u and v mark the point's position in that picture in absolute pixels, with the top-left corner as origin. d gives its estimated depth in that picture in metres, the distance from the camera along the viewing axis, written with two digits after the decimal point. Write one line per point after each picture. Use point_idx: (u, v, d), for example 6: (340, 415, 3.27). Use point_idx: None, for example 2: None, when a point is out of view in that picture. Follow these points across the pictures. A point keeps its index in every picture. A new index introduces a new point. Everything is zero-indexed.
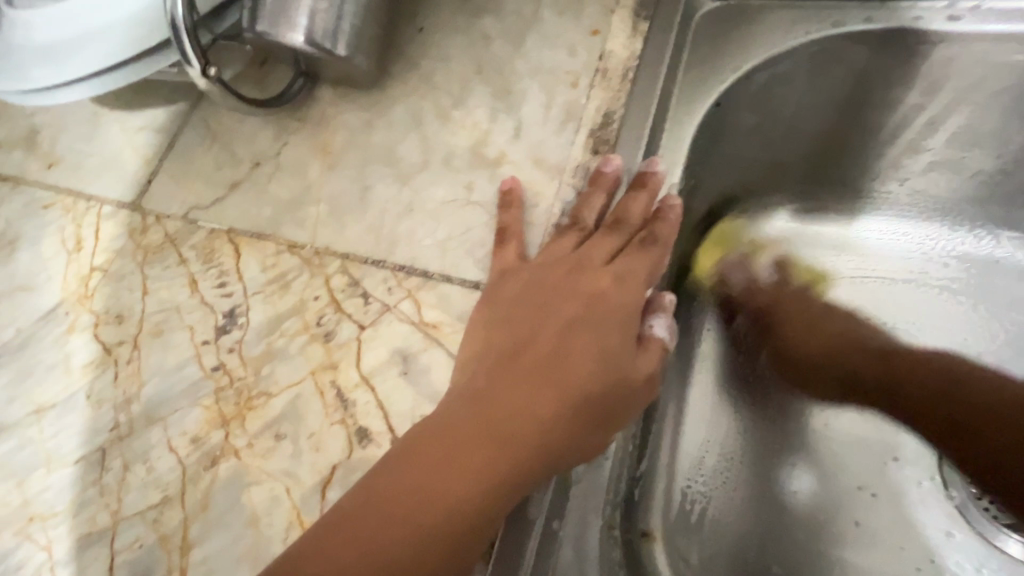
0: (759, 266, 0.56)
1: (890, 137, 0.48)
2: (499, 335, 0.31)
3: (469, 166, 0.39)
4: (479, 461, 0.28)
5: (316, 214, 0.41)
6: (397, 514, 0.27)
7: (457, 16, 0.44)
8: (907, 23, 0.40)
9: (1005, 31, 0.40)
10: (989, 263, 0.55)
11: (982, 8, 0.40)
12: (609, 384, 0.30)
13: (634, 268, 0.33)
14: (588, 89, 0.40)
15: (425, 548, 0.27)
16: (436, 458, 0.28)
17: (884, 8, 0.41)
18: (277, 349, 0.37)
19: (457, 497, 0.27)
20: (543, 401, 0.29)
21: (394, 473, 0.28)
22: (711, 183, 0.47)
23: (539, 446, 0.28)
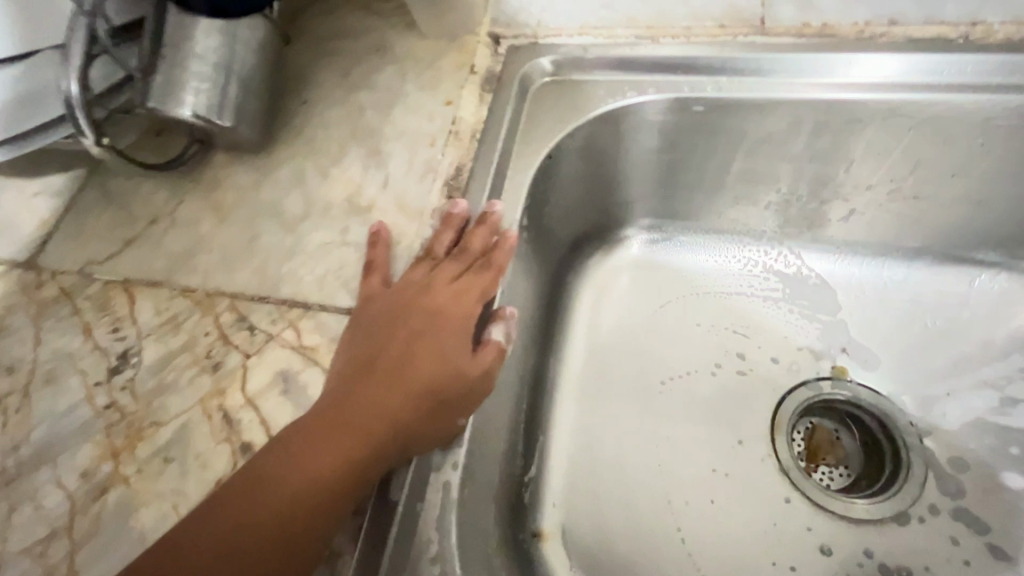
0: (619, 287, 0.66)
1: (707, 177, 0.59)
2: (356, 347, 0.38)
3: (344, 213, 0.46)
4: (333, 450, 0.34)
5: (208, 261, 0.46)
6: (263, 499, 0.33)
7: (336, 91, 0.53)
8: (700, 92, 0.52)
9: (794, 96, 0.51)
10: (804, 272, 0.65)
11: (775, 80, 0.52)
12: (444, 380, 0.37)
13: (471, 287, 0.41)
14: (443, 148, 0.48)
15: (286, 527, 0.32)
16: (297, 451, 0.34)
17: (688, 81, 0.52)
18: (168, 382, 0.41)
19: (317, 478, 0.33)
20: (389, 398, 0.36)
21: (267, 462, 0.34)
22: (560, 223, 0.57)
23: (385, 433, 0.35)
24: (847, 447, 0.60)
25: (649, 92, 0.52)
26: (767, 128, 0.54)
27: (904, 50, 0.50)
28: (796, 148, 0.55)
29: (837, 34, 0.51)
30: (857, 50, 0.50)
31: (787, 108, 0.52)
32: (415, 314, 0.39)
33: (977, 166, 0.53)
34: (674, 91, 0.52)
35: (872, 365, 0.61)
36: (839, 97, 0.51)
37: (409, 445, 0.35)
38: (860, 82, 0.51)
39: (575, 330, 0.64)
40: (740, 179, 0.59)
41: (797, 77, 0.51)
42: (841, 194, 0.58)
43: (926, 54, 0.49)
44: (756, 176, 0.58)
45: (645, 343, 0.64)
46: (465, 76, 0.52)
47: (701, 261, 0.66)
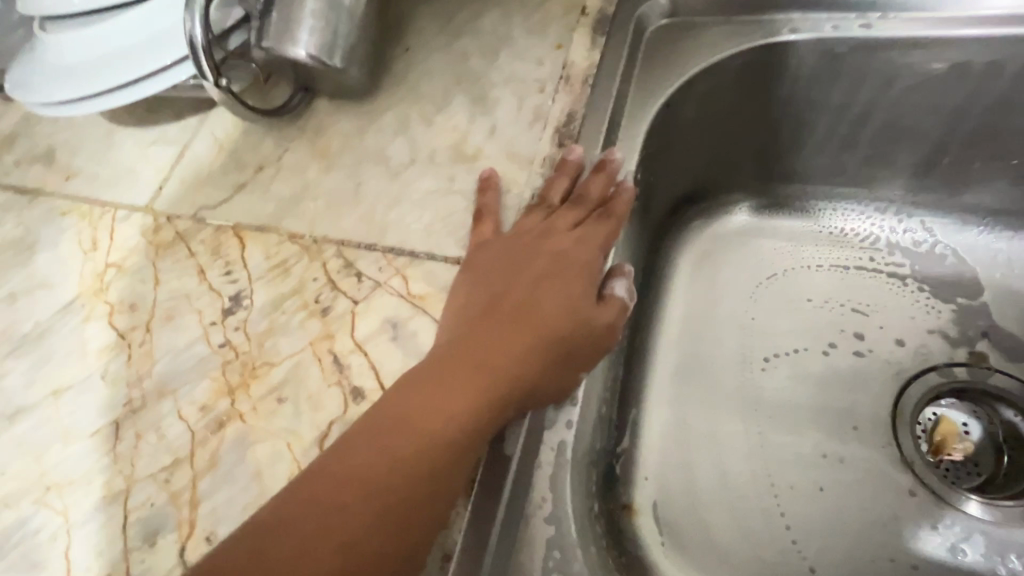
0: (723, 256, 0.61)
1: (843, 133, 0.53)
2: (474, 294, 0.36)
3: (450, 161, 0.44)
4: (459, 393, 0.32)
5: (314, 208, 0.46)
6: (385, 444, 0.30)
7: (439, 37, 0.51)
8: (852, 31, 0.47)
9: (956, 34, 0.45)
10: (937, 249, 0.58)
11: (930, 17, 0.46)
12: (568, 330, 0.35)
13: (590, 236, 0.39)
14: (553, 94, 0.45)
15: (411, 473, 0.30)
16: (419, 393, 0.32)
17: (831, 20, 0.47)
18: (279, 324, 0.41)
19: (446, 425, 0.31)
20: (514, 344, 0.34)
21: (390, 408, 0.32)
22: (668, 182, 0.53)
23: (511, 380, 0.33)
24: (976, 443, 0.53)
25: (783, 34, 0.47)
26: (921, 74, 0.48)
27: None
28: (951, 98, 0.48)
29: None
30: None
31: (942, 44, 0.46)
32: (534, 261, 0.37)
33: None
34: (814, 31, 0.47)
35: (1017, 355, 0.54)
36: (1014, 31, 0.45)
37: (532, 394, 0.34)
38: None
39: (673, 301, 0.60)
40: (882, 136, 0.52)
41: (956, 12, 0.46)
42: (995, 154, 0.51)
43: None
44: (899, 130, 0.51)
45: (752, 317, 0.59)
46: (576, 17, 0.49)
47: (818, 231, 0.60)
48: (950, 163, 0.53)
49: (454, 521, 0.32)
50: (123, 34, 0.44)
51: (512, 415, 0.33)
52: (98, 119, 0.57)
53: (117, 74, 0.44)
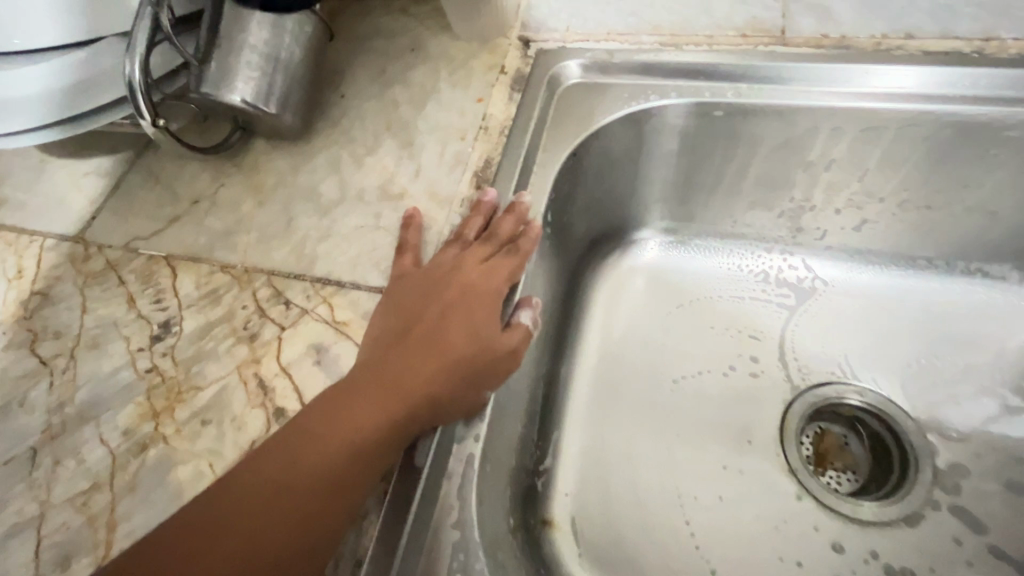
0: (636, 287, 0.67)
1: (731, 181, 0.60)
2: (390, 320, 0.40)
3: (377, 200, 0.49)
4: (366, 412, 0.36)
5: (247, 240, 0.49)
6: (297, 456, 0.34)
7: (372, 87, 0.56)
8: (731, 98, 0.53)
9: (810, 103, 0.52)
10: (816, 283, 0.66)
11: (789, 87, 0.53)
12: (471, 354, 0.39)
13: (498, 268, 0.43)
14: (472, 142, 0.51)
15: (316, 486, 0.34)
16: (330, 412, 0.36)
17: (709, 85, 0.54)
18: (207, 350, 0.43)
19: (355, 440, 0.35)
20: (420, 367, 0.38)
21: (307, 425, 0.36)
22: (580, 221, 0.59)
23: (415, 400, 0.37)
24: (854, 453, 0.61)
25: (671, 96, 0.54)
26: (786, 134, 0.55)
27: (924, 63, 0.51)
28: (813, 155, 0.56)
29: (854, 45, 0.52)
30: (880, 60, 0.52)
31: (802, 113, 0.53)
32: (445, 292, 0.42)
33: (987, 174, 0.54)
34: (695, 95, 0.54)
35: (881, 374, 0.61)
36: (858, 105, 0.52)
37: (436, 413, 0.37)
38: (877, 92, 0.52)
39: (591, 328, 0.66)
40: (761, 186, 0.60)
41: (811, 85, 0.53)
42: (853, 203, 0.60)
43: (946, 66, 0.50)
44: (773, 181, 0.59)
45: (660, 342, 0.65)
46: (495, 76, 0.55)
47: (716, 264, 0.67)
48: (820, 209, 0.61)
49: (365, 526, 0.35)
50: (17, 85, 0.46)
51: (421, 429, 0.37)
52: (33, 150, 0.58)
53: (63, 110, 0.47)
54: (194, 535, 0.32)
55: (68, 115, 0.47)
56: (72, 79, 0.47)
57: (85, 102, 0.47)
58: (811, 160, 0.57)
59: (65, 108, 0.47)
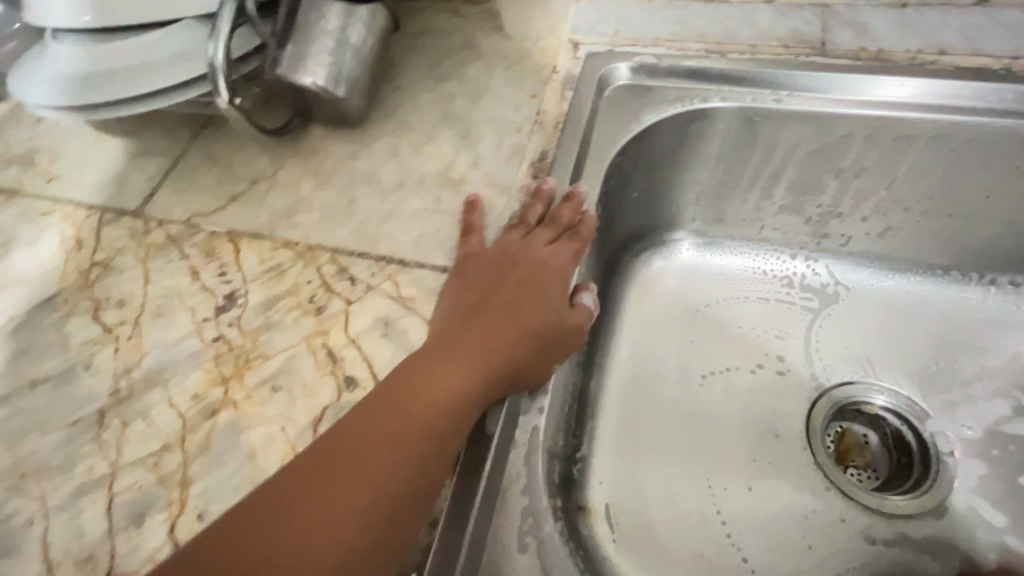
0: (666, 287, 0.70)
1: (763, 185, 0.63)
2: (463, 298, 0.42)
3: (437, 185, 0.50)
4: (450, 379, 0.37)
5: (309, 220, 0.50)
6: (383, 421, 0.36)
7: (428, 82, 0.58)
8: (772, 104, 0.56)
9: (847, 111, 0.55)
10: (840, 288, 0.68)
11: (827, 96, 0.56)
12: (543, 329, 0.41)
13: (562, 252, 0.46)
14: (528, 134, 0.53)
15: (405, 450, 0.35)
16: (415, 379, 0.37)
17: (752, 91, 0.57)
18: (274, 321, 0.44)
19: (439, 406, 0.36)
20: (498, 338, 0.39)
21: (389, 392, 0.37)
22: (620, 217, 0.62)
23: (495, 368, 0.38)
24: (874, 451, 0.63)
25: (714, 100, 0.57)
26: (821, 140, 0.58)
27: (951, 78, 0.55)
28: (845, 162, 0.59)
29: (888, 60, 0.56)
30: (912, 74, 0.55)
31: (839, 119, 0.56)
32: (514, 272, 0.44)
33: (1009, 185, 0.57)
34: (738, 100, 0.56)
35: (902, 376, 0.64)
36: (892, 114, 0.55)
37: (513, 382, 0.39)
38: (910, 104, 0.55)
39: (624, 324, 0.68)
40: (793, 191, 0.63)
41: (848, 95, 0.56)
42: (880, 211, 0.62)
43: (970, 81, 0.54)
44: (805, 187, 0.62)
45: (691, 339, 0.67)
46: (547, 75, 0.58)
47: (745, 266, 0.70)
48: (847, 216, 0.64)
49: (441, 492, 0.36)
50: (77, 62, 0.47)
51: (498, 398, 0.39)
52: (87, 127, 0.59)
53: (99, 93, 0.47)
54: (286, 500, 0.33)
55: (78, 102, 0.47)
56: (100, 71, 0.47)
57: (97, 93, 0.47)
58: (843, 166, 0.59)
59: (79, 96, 0.47)
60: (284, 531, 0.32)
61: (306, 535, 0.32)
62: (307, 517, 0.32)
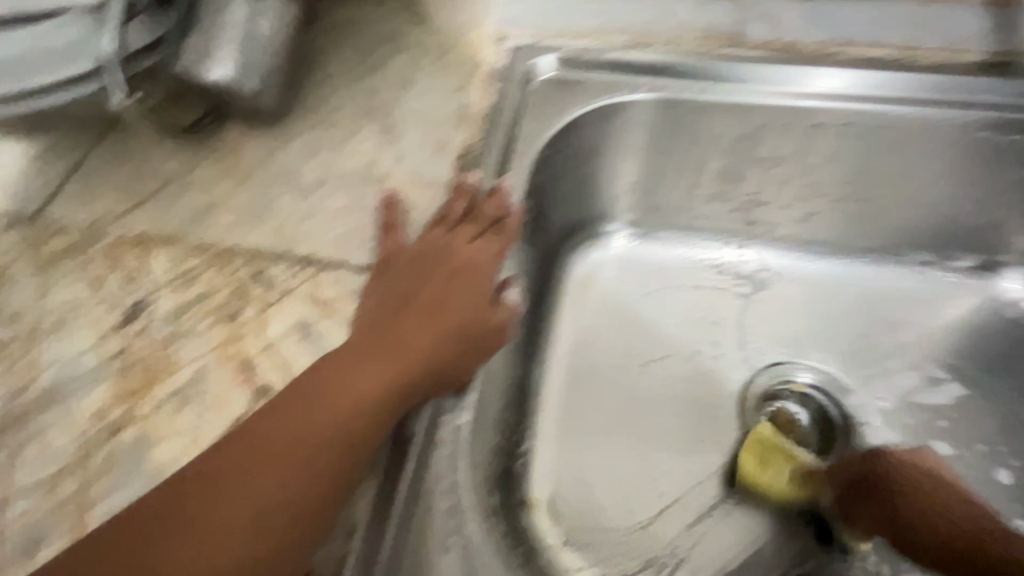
0: (604, 278, 0.70)
1: (689, 175, 0.64)
2: (382, 296, 0.41)
3: (359, 182, 0.49)
4: (370, 380, 0.37)
5: (223, 222, 0.48)
6: (294, 423, 0.35)
7: (350, 75, 0.56)
8: (693, 96, 0.56)
9: (762, 100, 0.56)
10: (770, 272, 0.70)
11: (742, 86, 0.56)
12: (462, 329, 0.41)
13: (490, 249, 0.45)
14: (453, 128, 0.52)
15: (319, 452, 0.34)
16: (333, 379, 0.36)
17: (675, 82, 0.56)
18: (184, 329, 0.42)
19: (355, 406, 0.36)
20: (420, 339, 0.39)
21: (302, 394, 0.36)
22: (554, 210, 0.62)
23: (417, 370, 0.38)
24: (804, 425, 0.63)
25: (640, 91, 0.56)
26: (739, 129, 0.59)
27: (861, 67, 0.56)
28: (765, 151, 0.61)
29: (799, 50, 0.56)
30: (822, 68, 0.56)
31: (757, 110, 0.57)
32: (439, 268, 0.43)
33: (921, 168, 0.59)
34: (657, 91, 0.56)
35: (829, 355, 0.67)
36: (803, 103, 0.56)
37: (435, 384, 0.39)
38: (827, 93, 0.56)
39: (563, 316, 0.68)
40: (718, 180, 0.64)
41: (763, 86, 0.56)
42: (799, 198, 0.65)
43: (885, 72, 0.56)
44: (729, 176, 0.64)
45: (628, 328, 0.68)
46: (472, 67, 0.57)
47: (680, 253, 0.71)
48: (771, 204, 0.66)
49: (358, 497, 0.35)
50: None
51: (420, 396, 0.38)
52: None
53: None
54: (195, 502, 0.33)
55: None
56: None
57: None
58: (765, 155, 0.61)
59: None
60: (191, 529, 0.32)
61: (212, 534, 0.32)
62: (212, 518, 0.33)
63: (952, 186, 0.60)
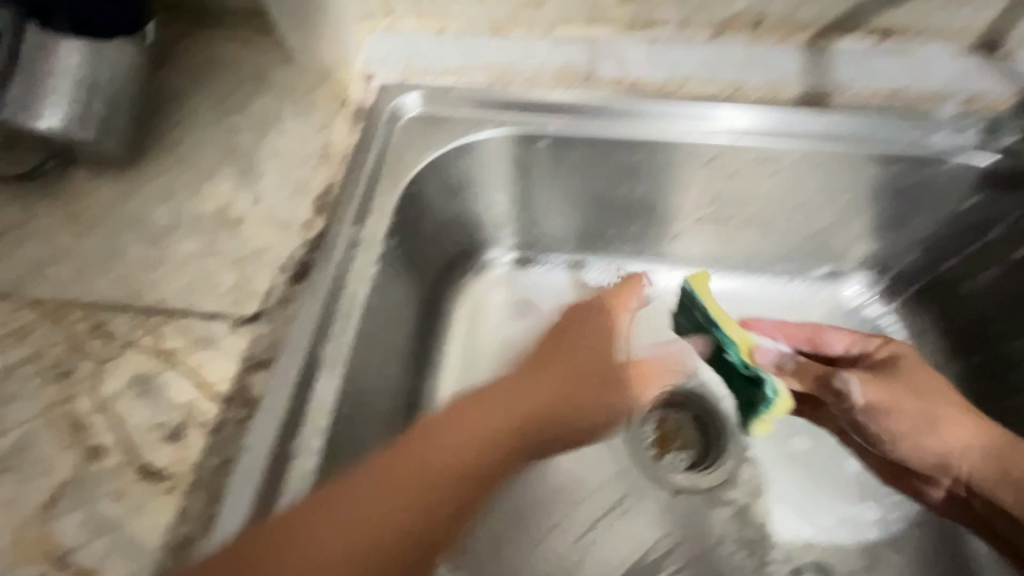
0: (490, 305, 0.70)
1: (557, 202, 0.66)
2: (548, 377, 0.45)
3: (213, 227, 0.48)
4: (472, 468, 0.39)
5: (61, 273, 0.46)
6: (407, 498, 0.36)
7: (210, 116, 0.55)
8: (553, 130, 0.59)
9: (608, 133, 0.59)
10: (654, 287, 0.72)
11: (592, 123, 0.59)
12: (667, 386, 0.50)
13: (606, 335, 0.50)
14: (313, 168, 0.52)
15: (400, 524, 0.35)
16: (446, 452, 0.39)
17: (549, 120, 0.59)
18: (10, 392, 0.40)
19: (449, 494, 0.37)
20: (515, 422, 0.42)
21: (436, 467, 0.38)
22: (429, 243, 0.63)
23: (479, 467, 0.39)
24: (690, 436, 0.65)
25: (488, 129, 0.59)
26: (596, 164, 0.62)
27: (743, 103, 0.58)
28: (624, 190, 0.64)
29: (642, 87, 0.59)
30: (664, 103, 0.59)
31: (607, 142, 0.59)
32: (599, 345, 0.49)
33: (769, 191, 0.63)
34: (507, 127, 0.59)
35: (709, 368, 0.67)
36: (645, 136, 0.59)
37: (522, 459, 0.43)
38: (680, 127, 0.59)
39: (449, 344, 0.67)
40: (586, 207, 0.66)
41: (610, 122, 0.59)
42: (667, 221, 0.68)
43: (767, 108, 0.58)
44: (597, 205, 0.66)
45: (517, 351, 0.67)
46: (338, 106, 0.57)
47: (566, 275, 0.71)
48: (643, 228, 0.69)
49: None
50: None
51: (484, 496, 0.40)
52: None
53: None
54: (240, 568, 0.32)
55: None
56: None
57: None
58: (624, 195, 0.65)
59: None
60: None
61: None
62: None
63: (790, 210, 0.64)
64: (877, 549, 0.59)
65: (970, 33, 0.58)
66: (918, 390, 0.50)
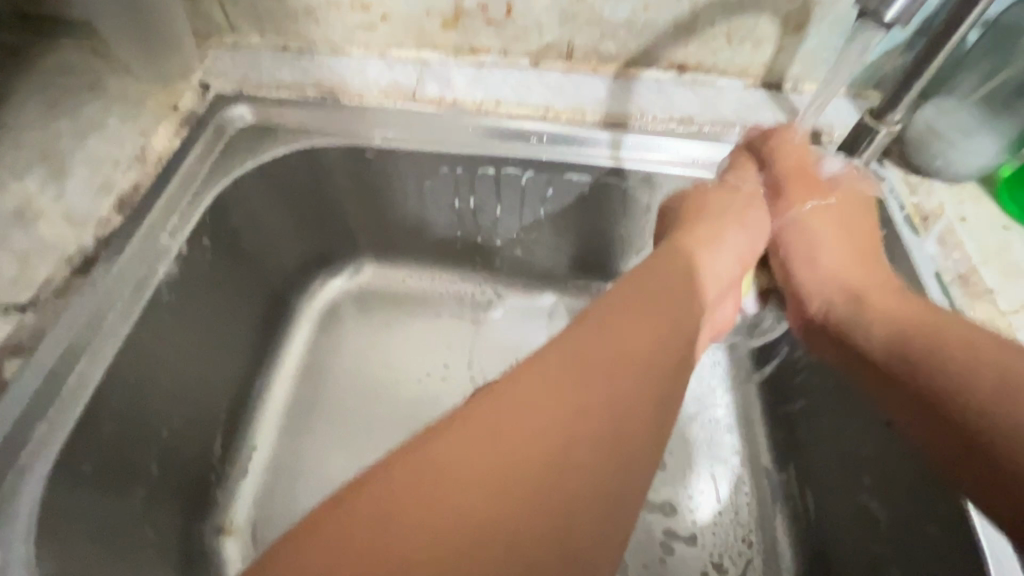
0: (343, 313, 0.74)
1: (399, 215, 0.70)
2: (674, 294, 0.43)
3: (7, 221, 0.50)
4: (644, 381, 0.38)
5: None
6: (592, 413, 0.35)
7: (35, 117, 0.58)
8: (377, 143, 0.62)
9: (425, 148, 0.63)
10: (499, 298, 0.76)
11: (413, 136, 0.63)
12: (748, 241, 0.53)
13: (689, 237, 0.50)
14: (124, 170, 0.55)
15: (590, 430, 0.34)
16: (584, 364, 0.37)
17: (369, 135, 0.62)
18: None
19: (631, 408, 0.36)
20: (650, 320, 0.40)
21: (601, 376, 0.36)
22: (265, 249, 0.65)
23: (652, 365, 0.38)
24: None
25: (312, 139, 0.62)
26: (423, 178, 0.65)
27: (547, 122, 0.63)
28: (458, 205, 0.68)
29: (463, 107, 0.64)
30: (480, 120, 0.63)
31: (425, 155, 0.63)
32: (692, 244, 0.49)
33: (585, 212, 0.68)
34: (335, 139, 0.62)
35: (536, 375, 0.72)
36: (467, 151, 0.62)
37: (633, 434, 0.36)
38: (494, 144, 0.62)
39: (294, 349, 0.71)
40: (425, 221, 0.70)
41: (431, 136, 0.63)
42: (503, 236, 0.71)
43: (568, 130, 0.63)
44: (433, 223, 0.71)
45: (364, 357, 0.72)
46: (166, 113, 0.61)
47: (419, 284, 0.76)
48: (483, 240, 0.72)
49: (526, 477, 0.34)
50: None
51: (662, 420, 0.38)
52: None
53: None
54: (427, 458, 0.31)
55: None
56: None
57: None
58: (457, 210, 0.69)
59: None
60: (425, 486, 0.30)
61: (452, 503, 0.30)
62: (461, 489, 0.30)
63: (602, 230, 0.70)
64: (674, 543, 0.62)
65: (753, 71, 0.64)
66: (845, 224, 0.53)
